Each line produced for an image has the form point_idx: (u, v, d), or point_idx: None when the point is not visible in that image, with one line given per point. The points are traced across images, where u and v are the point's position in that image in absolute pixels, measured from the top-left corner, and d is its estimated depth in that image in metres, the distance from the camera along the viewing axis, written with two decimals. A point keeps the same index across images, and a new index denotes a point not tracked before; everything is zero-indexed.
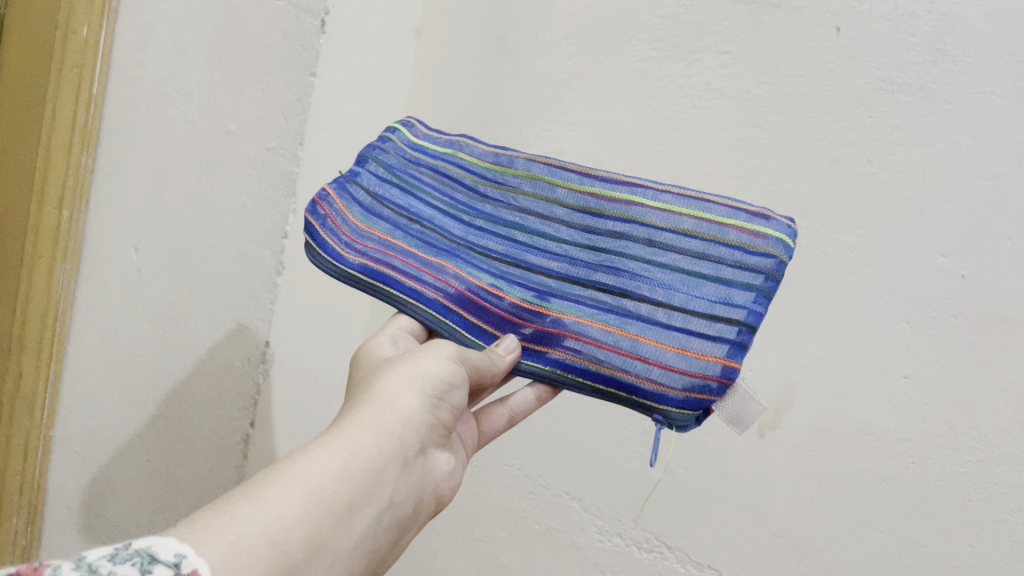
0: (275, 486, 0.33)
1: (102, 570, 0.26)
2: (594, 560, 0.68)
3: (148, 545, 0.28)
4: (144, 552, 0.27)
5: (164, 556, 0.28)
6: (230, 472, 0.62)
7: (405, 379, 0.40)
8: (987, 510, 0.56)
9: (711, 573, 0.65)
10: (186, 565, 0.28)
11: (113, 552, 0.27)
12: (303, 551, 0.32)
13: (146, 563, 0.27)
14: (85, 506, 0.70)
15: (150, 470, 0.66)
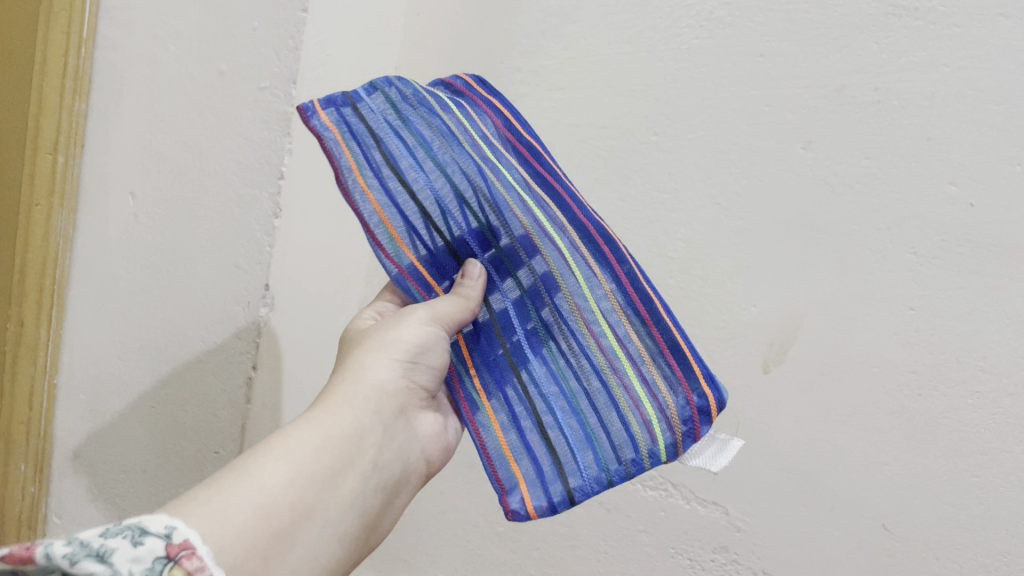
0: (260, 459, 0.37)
1: (93, 543, 0.28)
2: (598, 498, 0.68)
3: (139, 522, 0.31)
4: (135, 526, 0.30)
5: (154, 528, 0.31)
6: (234, 415, 0.62)
7: (381, 358, 0.44)
8: (994, 440, 0.56)
9: (717, 510, 0.64)
10: (177, 535, 0.31)
11: (104, 529, 0.30)
12: (292, 512, 0.36)
13: (138, 535, 0.30)
14: (85, 455, 0.70)
15: (151, 417, 0.66)
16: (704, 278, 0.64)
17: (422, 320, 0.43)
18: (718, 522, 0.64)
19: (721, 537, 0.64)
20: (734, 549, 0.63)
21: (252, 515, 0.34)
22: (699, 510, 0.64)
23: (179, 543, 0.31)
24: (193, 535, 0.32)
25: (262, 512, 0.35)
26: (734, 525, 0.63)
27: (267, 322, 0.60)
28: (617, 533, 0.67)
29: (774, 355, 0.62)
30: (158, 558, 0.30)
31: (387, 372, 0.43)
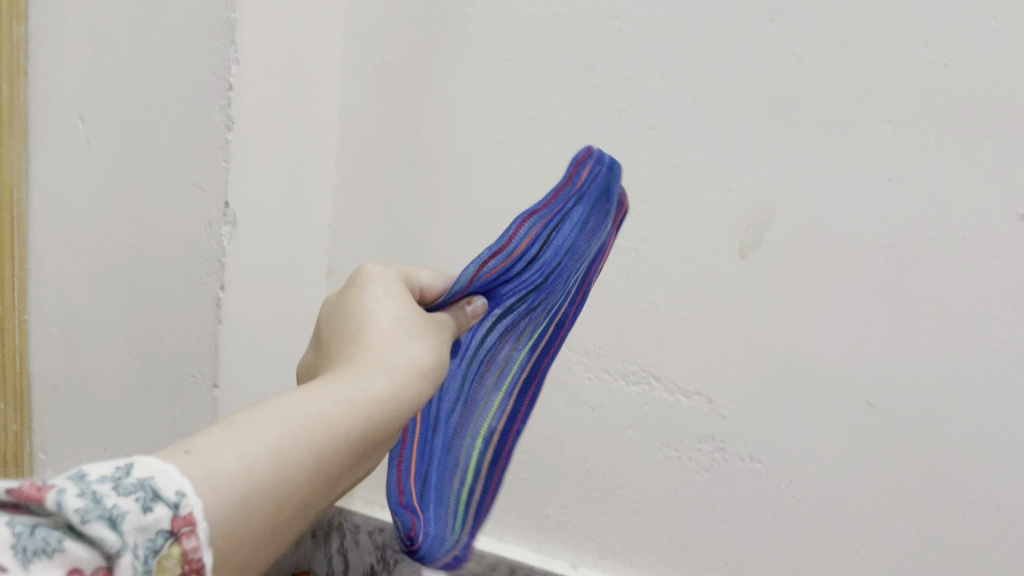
0: (229, 466, 0.28)
1: (105, 500, 0.24)
2: (583, 398, 0.67)
3: (151, 477, 0.26)
4: (148, 486, 0.26)
5: (165, 493, 0.26)
6: (206, 336, 0.61)
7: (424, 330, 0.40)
8: (978, 307, 0.55)
9: (701, 400, 0.63)
10: (185, 506, 0.26)
11: (117, 479, 0.25)
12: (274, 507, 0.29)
13: (147, 501, 0.25)
14: (65, 389, 0.69)
15: (123, 346, 0.65)
16: (677, 166, 0.62)
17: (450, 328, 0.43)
18: (703, 412, 0.63)
19: (706, 426, 0.63)
20: (720, 437, 0.63)
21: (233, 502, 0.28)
22: (683, 402, 0.64)
23: (186, 519, 0.26)
24: (199, 510, 0.27)
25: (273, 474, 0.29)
26: (719, 414, 0.63)
27: (231, 239, 0.59)
28: (603, 431, 0.67)
29: (750, 240, 0.60)
30: (159, 534, 0.25)
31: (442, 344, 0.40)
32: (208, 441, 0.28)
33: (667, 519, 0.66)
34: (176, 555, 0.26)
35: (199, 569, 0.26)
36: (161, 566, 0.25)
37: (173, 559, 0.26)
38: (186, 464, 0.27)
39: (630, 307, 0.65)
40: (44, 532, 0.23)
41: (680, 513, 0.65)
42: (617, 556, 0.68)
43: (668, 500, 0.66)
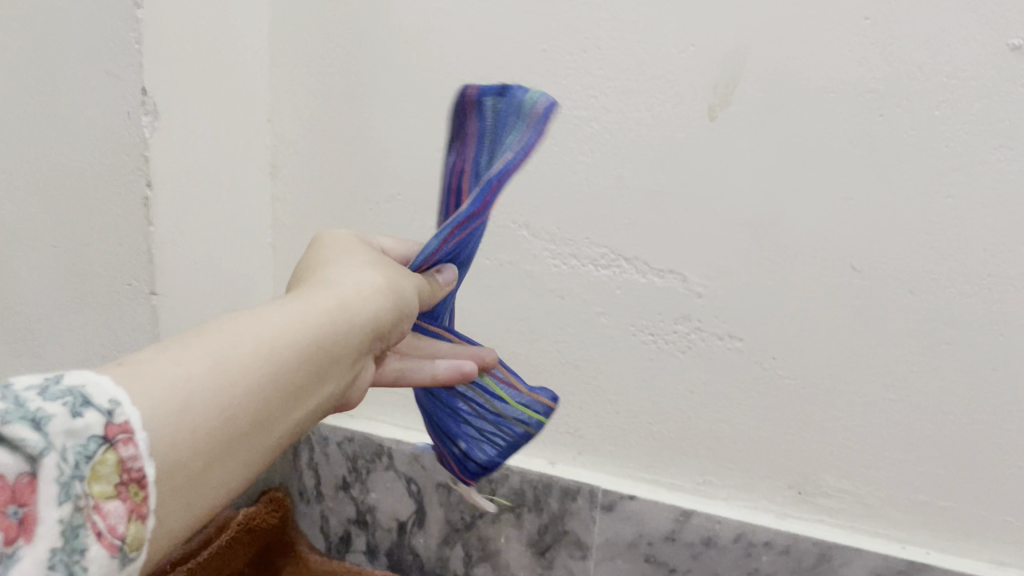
0: (166, 372, 0.27)
1: (28, 404, 0.22)
2: (550, 287, 0.63)
3: (81, 384, 0.24)
4: (77, 393, 0.24)
5: (97, 401, 0.24)
6: (138, 240, 0.56)
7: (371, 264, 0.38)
8: (967, 153, 0.51)
9: (675, 279, 0.59)
10: (120, 414, 0.24)
11: (43, 386, 0.23)
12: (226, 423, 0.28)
13: (77, 406, 0.23)
14: None
15: (48, 260, 0.60)
16: (636, 23, 0.56)
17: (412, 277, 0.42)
18: (677, 292, 0.59)
19: (681, 306, 0.59)
20: (698, 317, 0.59)
21: (179, 432, 0.26)
22: (656, 283, 0.60)
23: (121, 427, 0.24)
24: (137, 417, 0.25)
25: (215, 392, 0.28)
26: (694, 293, 0.59)
27: (154, 132, 0.54)
28: (574, 320, 0.63)
29: (720, 100, 0.55)
30: (92, 440, 0.23)
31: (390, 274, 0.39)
32: (151, 362, 0.27)
33: (645, 408, 0.62)
34: (110, 462, 0.24)
35: (143, 480, 0.24)
36: (94, 473, 0.23)
37: (110, 466, 0.24)
38: (121, 374, 0.25)
39: (594, 184, 0.59)
40: None
41: (659, 401, 0.62)
42: (596, 451, 0.65)
43: (646, 388, 0.62)
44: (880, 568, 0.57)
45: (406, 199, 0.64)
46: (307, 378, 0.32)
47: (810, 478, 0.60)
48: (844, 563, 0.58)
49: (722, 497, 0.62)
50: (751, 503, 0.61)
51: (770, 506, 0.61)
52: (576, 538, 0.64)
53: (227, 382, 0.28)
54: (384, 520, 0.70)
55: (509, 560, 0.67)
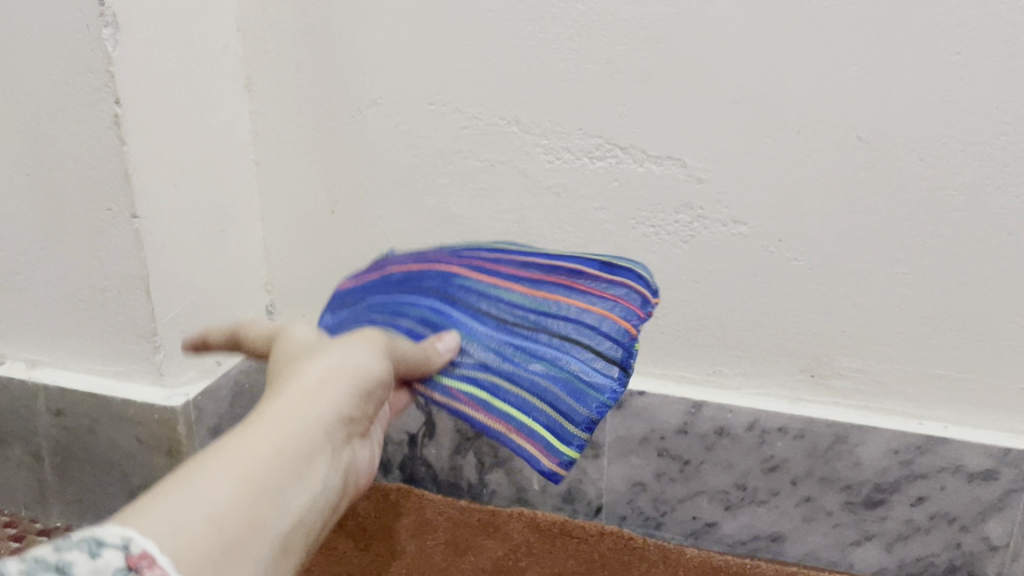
0: (153, 493, 0.27)
1: (46, 556, 0.23)
2: (545, 185, 0.60)
3: (93, 533, 0.25)
4: (89, 538, 0.24)
5: (111, 539, 0.24)
6: (112, 162, 0.54)
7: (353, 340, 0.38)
8: (976, 5, 0.48)
9: (675, 165, 0.57)
10: (136, 546, 0.25)
11: (56, 542, 0.24)
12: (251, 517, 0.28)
13: (94, 547, 0.24)
14: None
15: (23, 189, 0.57)
16: None
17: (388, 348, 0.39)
18: (677, 179, 0.57)
19: (682, 193, 0.57)
20: (699, 204, 0.57)
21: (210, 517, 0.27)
22: (654, 172, 0.57)
23: (141, 556, 0.24)
24: (153, 545, 0.25)
25: (236, 495, 0.28)
26: (694, 179, 0.57)
27: (116, 46, 0.52)
28: (571, 218, 0.60)
29: None
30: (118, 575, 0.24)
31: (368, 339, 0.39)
32: (145, 496, 0.27)
33: None
34: None
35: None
36: None
37: None
38: (128, 518, 0.26)
39: (583, 71, 0.56)
40: None
41: (664, 294, 0.60)
42: None
43: None
44: (898, 444, 0.57)
45: (389, 103, 0.61)
46: (303, 462, 0.31)
47: (822, 360, 0.58)
48: (859, 442, 0.58)
49: (734, 386, 0.61)
50: (763, 390, 0.60)
51: (783, 391, 0.60)
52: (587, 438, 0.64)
53: (213, 491, 0.28)
54: (394, 435, 0.70)
55: (521, 464, 0.67)
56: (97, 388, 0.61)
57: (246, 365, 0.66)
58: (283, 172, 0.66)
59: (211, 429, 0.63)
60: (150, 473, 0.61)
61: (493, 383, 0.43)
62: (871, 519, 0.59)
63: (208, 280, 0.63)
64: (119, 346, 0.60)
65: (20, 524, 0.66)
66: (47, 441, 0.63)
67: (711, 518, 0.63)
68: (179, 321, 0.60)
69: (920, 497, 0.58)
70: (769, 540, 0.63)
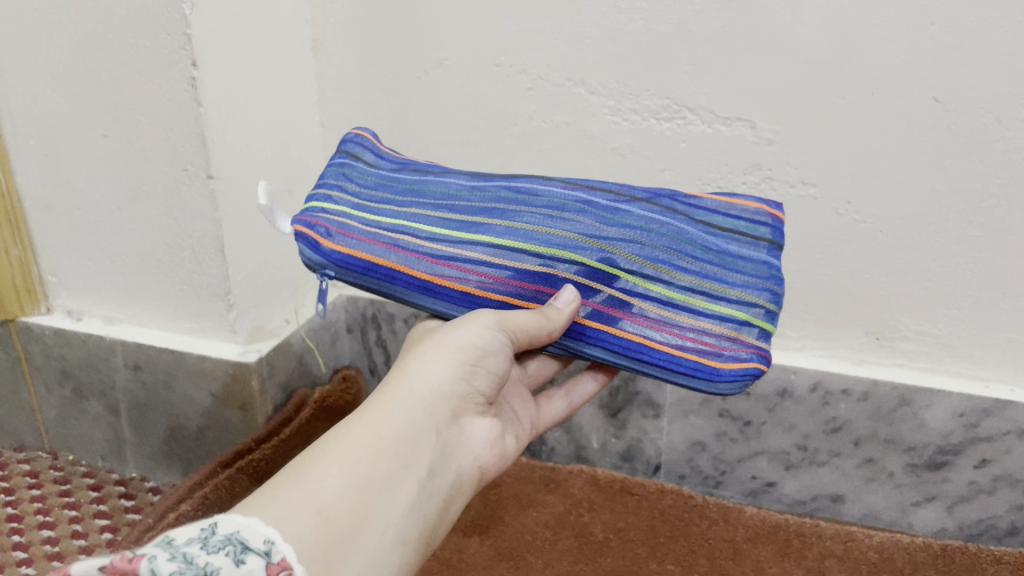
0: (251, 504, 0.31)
1: (199, 560, 0.27)
2: (611, 146, 0.60)
3: (238, 531, 0.30)
4: (236, 541, 0.29)
5: (256, 545, 0.29)
6: (188, 122, 0.55)
7: (437, 347, 0.40)
8: None
9: (743, 127, 0.56)
10: (276, 552, 0.30)
11: (205, 539, 0.29)
12: (347, 521, 0.33)
13: (239, 554, 0.28)
14: (51, 213, 0.63)
15: (104, 152, 0.59)
16: None
17: (492, 325, 0.40)
18: (746, 141, 0.57)
19: (751, 155, 0.57)
20: (768, 166, 0.57)
21: (297, 516, 0.32)
22: (722, 133, 0.57)
23: (279, 563, 0.30)
24: (291, 555, 0.30)
25: (318, 526, 0.32)
26: (764, 140, 0.56)
27: (193, 9, 0.52)
28: (636, 179, 0.61)
29: None
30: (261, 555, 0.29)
31: (449, 338, 0.40)
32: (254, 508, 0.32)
33: None
34: None
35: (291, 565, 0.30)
36: None
37: None
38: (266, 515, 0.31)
39: (653, 31, 0.56)
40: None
41: None
42: None
43: None
44: (963, 407, 0.57)
45: (454, 64, 0.61)
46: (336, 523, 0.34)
47: (888, 323, 0.58)
48: (924, 405, 0.58)
49: (797, 348, 0.61)
50: (827, 352, 0.61)
51: (847, 353, 0.60)
52: (648, 398, 0.64)
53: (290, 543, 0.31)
54: None
55: (582, 423, 0.68)
56: (172, 344, 0.62)
57: (313, 323, 0.68)
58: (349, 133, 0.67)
59: (282, 385, 0.65)
60: (224, 426, 0.63)
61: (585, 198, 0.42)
62: (933, 480, 0.60)
63: (277, 240, 0.64)
64: (194, 303, 0.61)
65: (98, 474, 0.69)
66: (124, 394, 0.65)
67: (771, 477, 0.64)
68: (251, 279, 0.62)
69: (984, 459, 0.58)
70: (829, 500, 0.63)
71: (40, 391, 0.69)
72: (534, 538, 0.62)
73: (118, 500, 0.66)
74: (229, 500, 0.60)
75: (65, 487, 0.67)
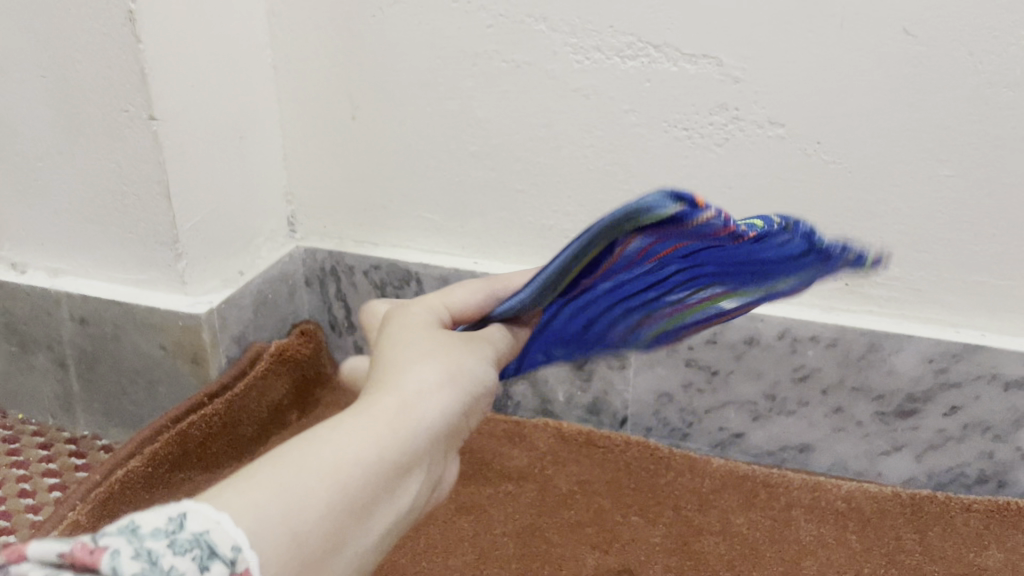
0: (298, 460, 0.28)
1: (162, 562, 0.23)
2: (573, 87, 0.58)
3: (206, 531, 0.24)
4: (203, 545, 0.24)
5: (221, 552, 0.24)
6: (127, 59, 0.52)
7: (453, 368, 0.34)
8: None
9: (709, 65, 0.54)
10: (243, 562, 0.25)
11: (171, 538, 0.24)
12: (371, 519, 0.29)
13: (204, 560, 0.24)
14: None
15: (43, 93, 0.56)
16: None
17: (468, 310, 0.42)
18: (712, 79, 0.55)
19: (717, 94, 0.55)
20: (734, 106, 0.55)
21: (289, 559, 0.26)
22: (688, 71, 0.55)
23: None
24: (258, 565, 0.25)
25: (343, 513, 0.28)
26: (730, 78, 0.54)
27: None
28: (600, 120, 0.58)
29: None
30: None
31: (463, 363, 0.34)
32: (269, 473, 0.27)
33: None
34: None
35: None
36: None
37: None
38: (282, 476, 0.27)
39: None
40: None
41: None
42: None
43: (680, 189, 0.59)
44: (932, 353, 0.56)
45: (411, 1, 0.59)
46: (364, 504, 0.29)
47: None
48: (893, 351, 0.57)
49: None
50: (795, 298, 0.59)
51: (816, 300, 0.59)
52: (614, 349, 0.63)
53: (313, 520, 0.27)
54: None
55: (546, 375, 0.67)
56: (119, 296, 0.60)
57: (268, 275, 0.66)
58: (304, 77, 0.64)
59: (236, 339, 0.63)
60: (176, 380, 0.61)
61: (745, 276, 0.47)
62: (902, 429, 0.59)
63: (227, 186, 0.61)
64: (140, 253, 0.59)
65: (48, 432, 0.67)
66: (72, 349, 0.63)
67: (738, 429, 0.63)
68: (201, 228, 0.59)
69: (954, 406, 0.57)
70: (796, 450, 0.62)
71: None
72: (497, 492, 0.60)
73: (68, 459, 0.64)
74: (180, 456, 0.58)
75: (13, 446, 0.65)
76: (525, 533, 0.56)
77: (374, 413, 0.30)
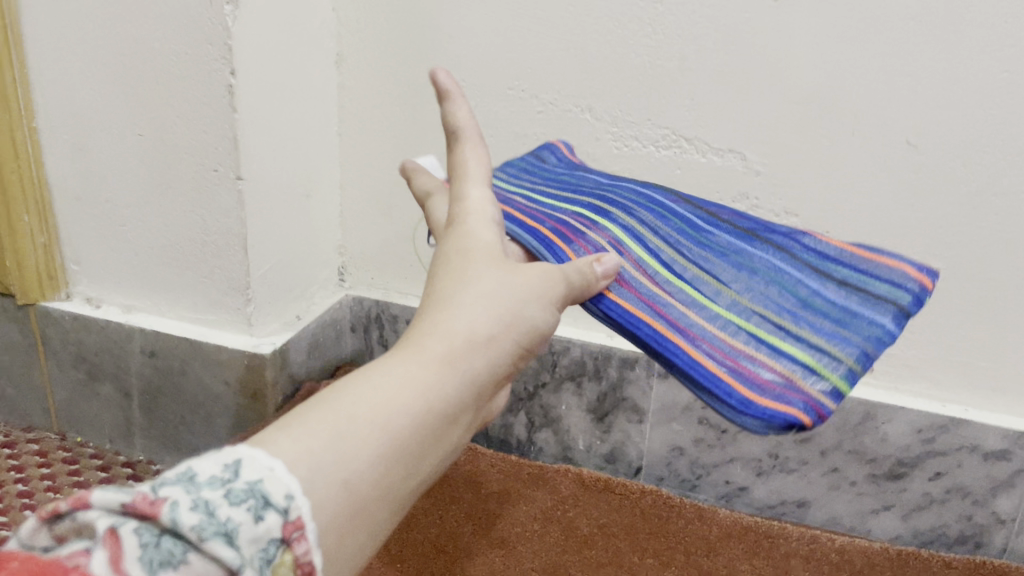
0: (339, 411, 0.29)
1: (218, 513, 0.25)
2: (612, 169, 0.65)
3: (260, 480, 0.26)
4: (257, 496, 0.26)
5: (276, 498, 0.26)
6: (222, 127, 0.59)
7: (502, 307, 0.33)
8: None
9: (734, 159, 0.62)
10: (295, 508, 0.27)
11: (228, 489, 0.26)
12: (420, 453, 0.30)
13: (259, 510, 0.26)
14: (81, 204, 0.66)
15: (139, 150, 0.62)
16: None
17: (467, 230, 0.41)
18: (736, 171, 0.62)
19: (741, 185, 0.62)
20: (755, 196, 0.62)
21: (335, 507, 0.28)
22: (716, 163, 0.62)
23: (295, 522, 0.27)
24: (307, 510, 0.27)
25: (388, 460, 0.29)
26: (753, 171, 0.62)
27: (234, 19, 0.56)
28: None
29: None
30: (272, 543, 0.26)
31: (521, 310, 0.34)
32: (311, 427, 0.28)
33: None
34: (288, 561, 0.27)
35: (315, 571, 0.27)
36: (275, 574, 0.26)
37: (286, 564, 0.27)
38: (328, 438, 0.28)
39: (657, 66, 0.61)
40: (168, 542, 0.25)
41: None
42: None
43: None
44: (921, 423, 0.62)
45: (471, 85, 0.66)
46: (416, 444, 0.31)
47: None
48: (886, 420, 0.63)
49: None
50: None
51: None
52: (634, 404, 0.70)
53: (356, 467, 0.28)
54: None
55: (569, 424, 0.73)
56: (189, 334, 0.66)
57: (321, 320, 0.72)
58: (366, 143, 0.71)
59: (291, 377, 0.69)
60: (234, 413, 0.67)
61: (819, 286, 0.44)
62: (891, 490, 0.65)
63: (292, 238, 0.68)
64: (212, 296, 0.65)
65: (106, 455, 0.72)
66: (138, 379, 0.69)
67: (743, 482, 0.70)
68: (268, 275, 0.66)
69: (939, 472, 0.63)
70: (794, 505, 0.69)
71: (53, 373, 0.72)
72: (525, 530, 0.66)
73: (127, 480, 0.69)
74: None
75: (75, 466, 0.70)
76: (552, 571, 0.62)
77: (399, 370, 0.30)
